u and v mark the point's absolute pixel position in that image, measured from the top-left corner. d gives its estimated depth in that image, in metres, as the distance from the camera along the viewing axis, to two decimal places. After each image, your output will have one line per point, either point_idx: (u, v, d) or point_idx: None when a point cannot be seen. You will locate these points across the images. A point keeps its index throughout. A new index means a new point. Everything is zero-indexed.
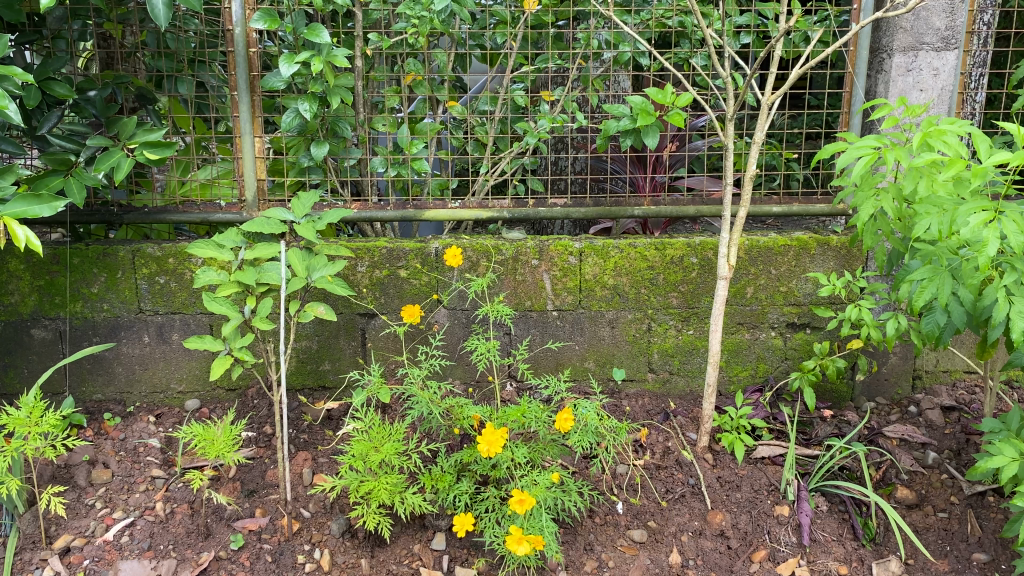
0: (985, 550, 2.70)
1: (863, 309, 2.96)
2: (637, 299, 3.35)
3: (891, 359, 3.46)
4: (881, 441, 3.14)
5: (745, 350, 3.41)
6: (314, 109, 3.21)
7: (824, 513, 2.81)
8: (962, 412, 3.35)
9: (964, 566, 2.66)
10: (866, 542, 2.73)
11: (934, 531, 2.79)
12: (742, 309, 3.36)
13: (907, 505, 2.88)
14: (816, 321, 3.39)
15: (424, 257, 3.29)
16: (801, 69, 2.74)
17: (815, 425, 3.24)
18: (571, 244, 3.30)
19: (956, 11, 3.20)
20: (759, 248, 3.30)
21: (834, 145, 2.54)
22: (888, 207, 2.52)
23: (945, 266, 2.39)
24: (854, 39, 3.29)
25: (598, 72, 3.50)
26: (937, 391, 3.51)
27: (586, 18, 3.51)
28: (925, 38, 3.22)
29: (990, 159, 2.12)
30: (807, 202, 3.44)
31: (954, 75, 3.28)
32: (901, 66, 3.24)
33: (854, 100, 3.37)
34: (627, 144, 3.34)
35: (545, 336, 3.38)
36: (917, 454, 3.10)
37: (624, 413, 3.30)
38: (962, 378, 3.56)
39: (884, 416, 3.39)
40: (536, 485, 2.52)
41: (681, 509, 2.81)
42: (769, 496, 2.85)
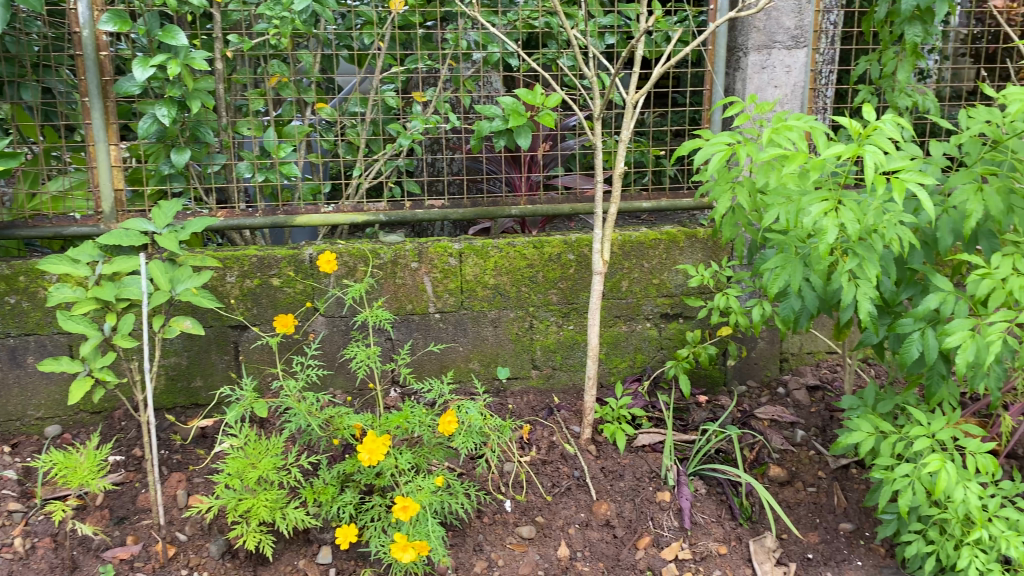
0: (850, 519, 2.86)
1: (730, 298, 3.06)
2: (518, 298, 3.37)
3: (759, 344, 3.60)
4: (753, 423, 3.26)
5: (623, 343, 3.49)
6: (173, 114, 3.09)
7: (703, 496, 2.91)
8: (826, 391, 3.53)
9: (832, 536, 2.81)
10: (743, 521, 2.84)
11: (804, 506, 2.92)
12: (618, 302, 3.44)
13: (780, 483, 3.01)
14: (688, 311, 3.50)
15: (298, 264, 3.20)
16: (663, 69, 2.82)
17: (691, 412, 3.35)
18: (451, 245, 3.29)
19: (804, 11, 3.37)
20: (632, 243, 3.38)
21: (692, 142, 2.60)
22: (743, 200, 2.63)
23: (795, 254, 2.49)
24: (711, 38, 3.42)
25: (469, 73, 3.48)
26: (802, 371, 3.69)
27: (454, 19, 3.47)
28: (777, 37, 3.38)
29: (828, 151, 2.18)
30: (674, 197, 3.56)
31: (805, 72, 3.45)
32: (756, 64, 3.39)
33: (714, 97, 3.51)
34: (501, 145, 3.35)
35: (427, 339, 3.35)
36: (787, 433, 3.24)
37: (508, 411, 3.31)
38: (825, 359, 3.75)
39: (755, 399, 3.54)
40: (421, 490, 2.49)
41: (567, 502, 2.84)
42: (650, 483, 2.92)
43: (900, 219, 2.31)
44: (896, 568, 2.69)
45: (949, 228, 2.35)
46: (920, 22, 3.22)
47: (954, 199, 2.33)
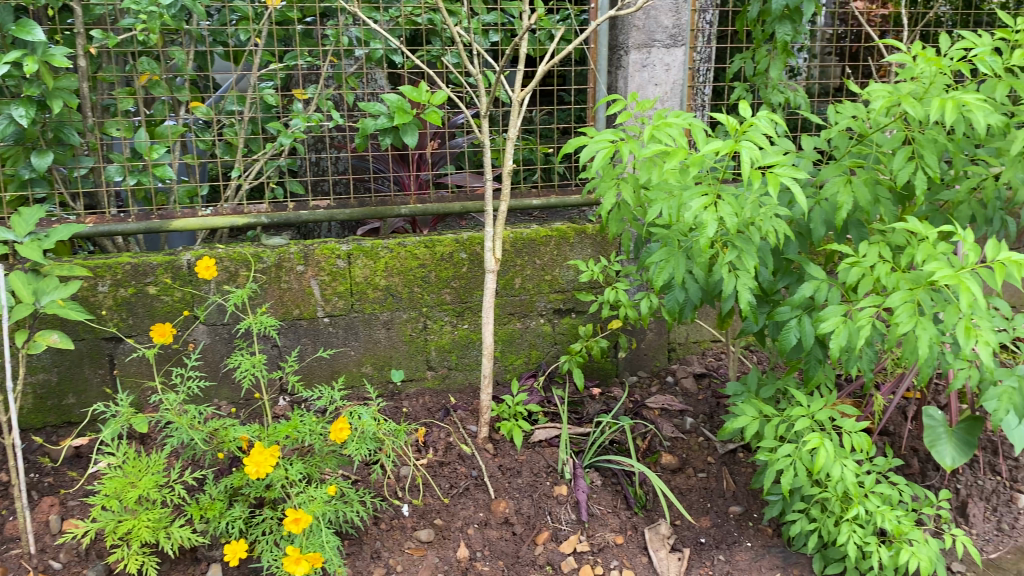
0: (739, 502, 2.95)
1: (620, 292, 3.11)
2: (411, 298, 3.33)
3: (648, 335, 3.67)
4: (645, 413, 3.32)
5: (517, 340, 3.49)
6: (31, 115, 2.89)
7: (598, 487, 2.94)
8: (711, 378, 3.64)
9: (722, 519, 2.89)
10: (638, 510, 2.88)
11: (695, 491, 3.00)
12: (511, 299, 3.44)
13: (671, 470, 3.07)
14: (579, 306, 3.54)
15: (175, 271, 3.06)
16: (548, 67, 2.83)
17: (585, 404, 3.38)
18: (338, 247, 3.21)
19: (680, 10, 3.45)
20: (523, 240, 3.39)
21: (577, 140, 2.62)
22: (627, 196, 2.68)
23: (678, 248, 2.55)
24: (593, 36, 3.46)
25: (352, 70, 3.40)
26: (689, 360, 3.79)
27: (334, 15, 3.40)
28: (656, 36, 3.44)
29: (707, 147, 2.24)
30: (562, 194, 3.60)
31: (683, 69, 3.54)
32: (637, 62, 3.44)
33: (598, 95, 3.57)
34: (387, 143, 3.29)
35: (317, 344, 3.26)
36: (677, 421, 3.31)
37: (402, 414, 3.26)
38: (710, 347, 3.86)
39: (646, 389, 3.61)
40: (313, 501, 2.42)
41: (465, 503, 2.82)
42: (547, 478, 2.92)
43: (775, 212, 2.40)
44: (783, 546, 2.79)
45: (821, 220, 2.45)
46: (790, 22, 3.36)
47: (825, 191, 2.43)
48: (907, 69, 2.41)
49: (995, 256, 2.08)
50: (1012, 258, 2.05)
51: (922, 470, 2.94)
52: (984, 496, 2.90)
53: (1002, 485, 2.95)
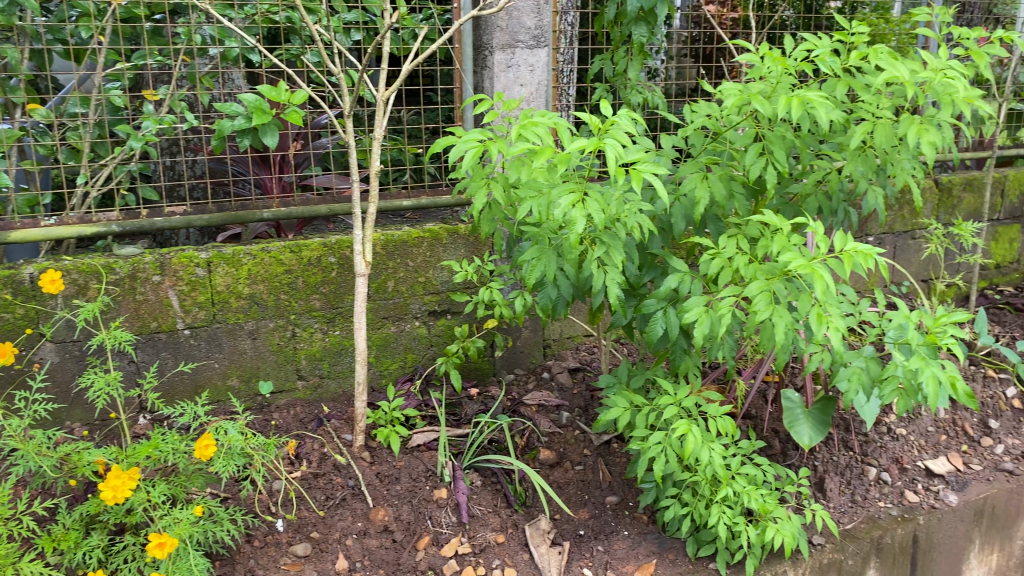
0: (615, 491, 3.00)
1: (494, 291, 3.12)
2: (277, 306, 3.21)
3: (523, 333, 3.67)
4: (523, 410, 3.32)
5: (392, 344, 3.42)
6: None
7: (478, 488, 2.92)
8: (585, 372, 3.69)
9: (600, 510, 2.93)
10: (519, 507, 2.89)
11: (573, 484, 3.01)
12: (385, 303, 3.37)
13: (550, 465, 3.07)
14: (454, 307, 3.51)
15: (16, 286, 2.84)
16: (412, 66, 2.80)
17: (463, 405, 3.35)
18: (197, 255, 3.07)
19: (542, 12, 3.49)
20: (394, 242, 3.34)
21: (444, 140, 2.58)
22: (498, 195, 2.66)
23: (549, 245, 2.56)
24: (457, 36, 3.44)
25: (206, 69, 3.26)
26: (563, 355, 3.82)
27: (184, 12, 3.24)
28: (519, 36, 3.47)
29: (572, 146, 2.26)
30: (433, 195, 3.57)
31: (547, 70, 3.58)
32: (502, 62, 3.46)
33: (463, 95, 3.55)
34: (245, 145, 3.17)
35: (177, 358, 3.10)
36: (553, 416, 3.33)
37: (273, 427, 3.14)
38: (583, 342, 3.90)
39: (523, 386, 3.61)
40: (178, 523, 2.30)
41: (343, 513, 2.74)
42: (427, 482, 2.88)
43: (639, 208, 2.45)
44: (658, 532, 2.85)
45: (682, 215, 2.53)
46: (645, 23, 3.46)
47: (684, 187, 2.51)
48: (755, 69, 2.53)
49: (842, 246, 2.21)
50: (858, 248, 2.18)
51: (783, 449, 3.09)
52: (839, 470, 3.05)
53: (854, 460, 3.10)
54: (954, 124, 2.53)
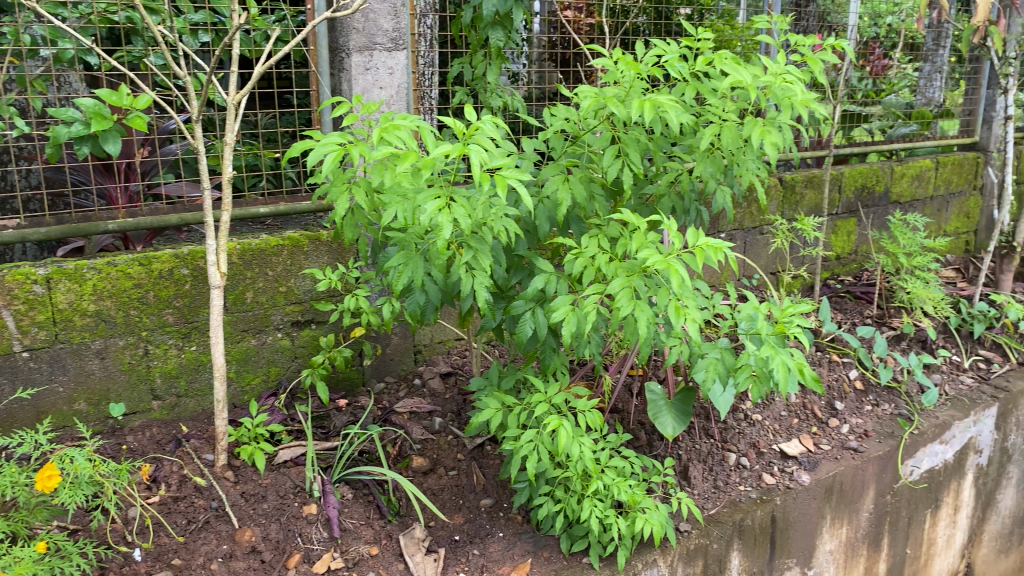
0: (489, 494, 2.99)
1: (360, 298, 3.05)
2: (126, 323, 3.03)
3: (393, 340, 3.61)
4: (394, 418, 3.27)
5: (254, 357, 3.30)
6: None
7: (350, 501, 2.86)
8: (457, 376, 3.65)
9: (474, 514, 2.91)
10: (392, 518, 2.84)
11: (447, 490, 2.98)
12: (244, 315, 3.24)
13: (423, 472, 3.03)
14: (319, 316, 3.42)
15: None
16: (264, 69, 2.69)
17: (332, 417, 3.26)
18: (34, 271, 2.85)
19: (399, 14, 3.45)
20: (252, 251, 3.22)
21: (301, 144, 2.45)
22: (361, 201, 2.56)
23: (415, 251, 2.47)
24: (312, 38, 3.35)
25: (38, 72, 3.07)
26: (435, 361, 3.75)
27: (13, 13, 3.09)
28: (376, 39, 3.41)
29: (437, 150, 2.19)
30: (292, 201, 3.47)
31: (407, 73, 3.54)
32: (359, 65, 3.40)
33: (321, 97, 3.45)
34: (84, 152, 2.96)
35: (15, 383, 2.87)
36: (426, 422, 3.28)
37: (127, 451, 2.95)
38: (454, 346, 3.85)
39: (394, 394, 3.53)
40: (19, 562, 2.13)
41: (206, 537, 2.61)
42: (295, 499, 2.79)
43: (504, 212, 2.44)
44: (533, 531, 2.85)
45: (545, 216, 2.54)
46: (501, 27, 3.48)
47: (546, 189, 2.53)
48: (609, 74, 2.59)
49: (694, 242, 2.30)
50: (709, 242, 2.27)
51: (649, 440, 3.20)
52: (702, 458, 3.20)
53: (715, 446, 3.26)
54: (792, 126, 2.68)
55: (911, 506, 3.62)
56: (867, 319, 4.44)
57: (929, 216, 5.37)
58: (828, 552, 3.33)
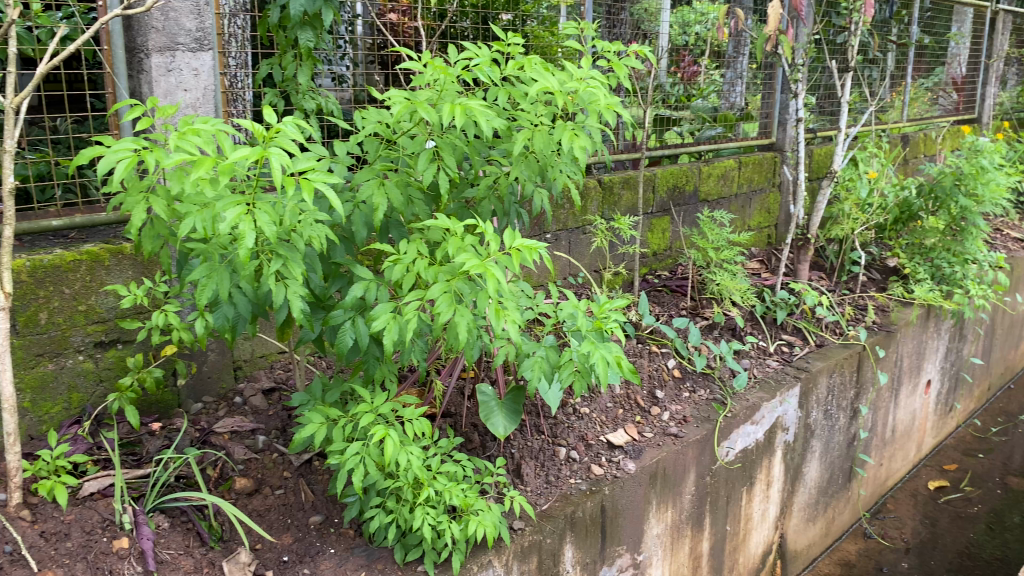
0: (319, 511, 2.88)
1: (170, 314, 2.88)
2: None
3: (210, 357, 3.42)
4: (213, 439, 3.12)
5: (52, 383, 3.02)
6: None
7: (166, 530, 2.68)
8: (282, 391, 3.52)
9: (304, 533, 2.79)
10: (215, 544, 2.69)
11: (275, 510, 2.86)
12: (39, 339, 2.97)
13: (247, 493, 2.90)
14: (125, 335, 3.19)
15: None
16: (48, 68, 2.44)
17: (144, 443, 3.06)
18: None
19: (203, 13, 3.28)
20: (45, 268, 2.96)
21: (89, 150, 2.25)
22: (160, 210, 2.38)
23: (220, 261, 2.33)
24: (105, 37, 3.14)
25: None
26: (257, 376, 3.59)
27: None
28: (178, 38, 3.22)
29: (235, 154, 2.06)
30: (89, 213, 3.25)
31: (214, 75, 3.37)
32: (160, 66, 3.19)
33: (119, 99, 3.24)
34: None
35: None
36: (249, 441, 3.15)
37: None
38: (277, 359, 3.70)
39: (213, 414, 3.35)
40: None
41: None
42: (104, 533, 2.58)
43: (316, 218, 2.34)
44: (365, 544, 2.76)
45: (362, 222, 2.49)
46: (310, 28, 3.39)
47: (360, 194, 2.48)
48: (420, 77, 2.59)
49: (513, 242, 2.34)
50: (524, 243, 2.32)
51: (482, 442, 3.22)
52: (534, 454, 3.28)
53: (545, 442, 3.35)
54: (600, 129, 2.77)
55: (729, 485, 3.85)
56: (683, 311, 4.69)
57: (735, 213, 5.75)
58: (655, 536, 3.46)
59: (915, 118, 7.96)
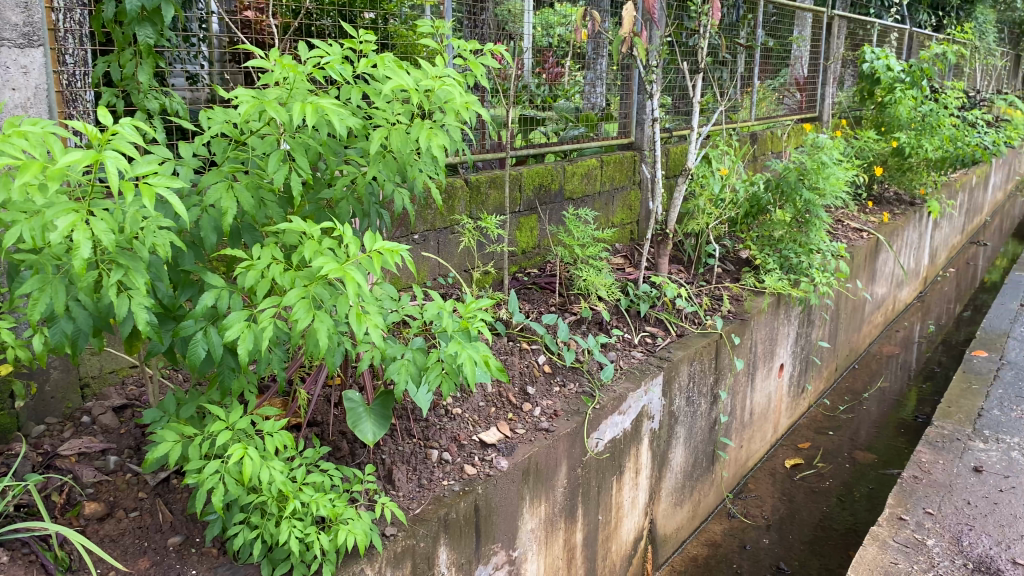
0: (178, 531, 2.73)
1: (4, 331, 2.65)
2: None
3: (52, 375, 3.20)
4: (58, 463, 2.92)
5: None
6: None
7: (5, 565, 2.47)
8: (135, 408, 3.33)
9: (162, 555, 2.63)
10: None
11: (129, 534, 2.69)
12: None
13: (98, 518, 2.72)
14: None
15: None
16: None
17: None
18: None
19: (30, 7, 3.06)
20: None
21: None
22: None
23: (54, 274, 2.17)
24: None
25: None
26: (107, 394, 3.40)
27: None
28: (3, 33, 2.98)
29: (64, 158, 1.92)
30: None
31: (45, 73, 3.14)
32: None
33: None
34: None
35: None
36: (99, 463, 2.96)
37: None
38: (129, 375, 3.53)
39: (57, 436, 3.13)
40: None
41: None
42: None
43: (159, 224, 2.22)
44: (230, 562, 2.62)
45: (211, 227, 2.39)
46: (150, 24, 3.24)
47: (208, 198, 2.38)
48: (268, 75, 2.52)
49: (371, 245, 2.31)
50: (385, 246, 2.30)
51: (351, 449, 3.18)
52: (405, 459, 3.25)
53: (417, 446, 3.33)
54: (459, 129, 2.77)
55: (599, 476, 3.94)
56: (552, 307, 4.76)
57: (599, 210, 5.89)
58: (530, 531, 3.49)
59: (762, 117, 8.42)
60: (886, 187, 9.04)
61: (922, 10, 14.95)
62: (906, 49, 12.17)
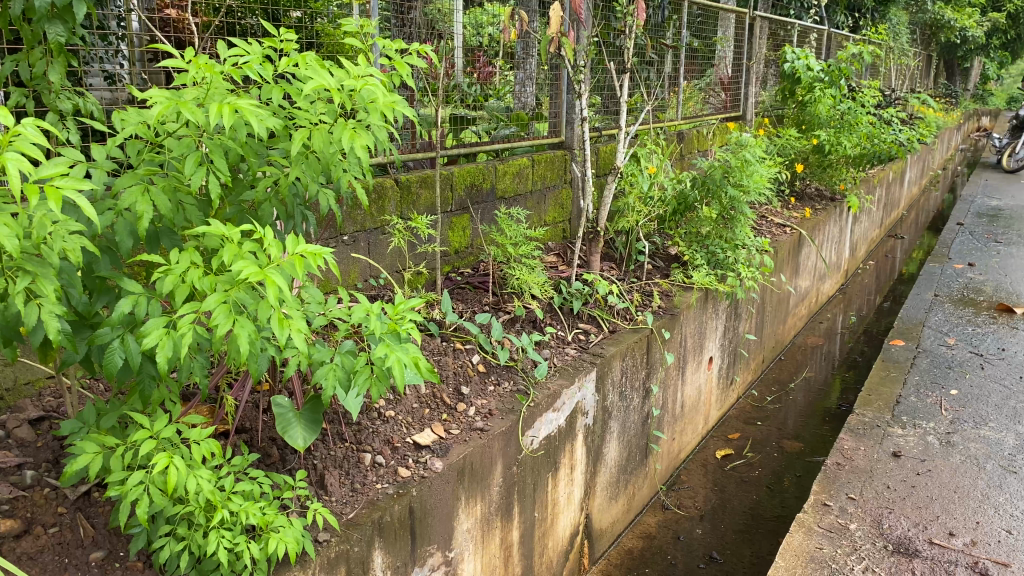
0: (100, 546, 2.64)
1: None
2: None
3: None
4: None
5: None
6: None
7: None
8: (53, 420, 3.21)
9: (84, 571, 2.54)
10: None
11: (49, 550, 2.59)
12: None
13: (15, 536, 2.61)
14: None
15: None
16: None
17: None
18: None
19: None
20: None
21: None
22: None
23: None
24: None
25: None
26: (22, 406, 3.28)
27: None
28: None
29: None
30: None
31: None
32: None
33: None
34: None
35: None
36: (15, 477, 2.85)
37: None
38: (46, 386, 3.41)
39: None
40: None
41: None
42: None
43: (70, 229, 2.14)
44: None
45: (127, 231, 2.32)
46: (60, 21, 3.07)
47: (122, 201, 2.31)
48: (183, 75, 2.46)
49: (294, 248, 2.28)
50: (308, 249, 2.28)
51: (281, 455, 3.13)
52: (337, 464, 3.21)
53: (350, 450, 3.30)
54: (384, 128, 2.75)
55: (535, 473, 3.95)
56: (485, 306, 4.76)
57: (531, 209, 5.92)
58: (466, 531, 3.48)
59: (689, 116, 8.58)
60: (808, 184, 9.31)
61: (839, 11, 15.43)
62: (825, 49, 12.55)
